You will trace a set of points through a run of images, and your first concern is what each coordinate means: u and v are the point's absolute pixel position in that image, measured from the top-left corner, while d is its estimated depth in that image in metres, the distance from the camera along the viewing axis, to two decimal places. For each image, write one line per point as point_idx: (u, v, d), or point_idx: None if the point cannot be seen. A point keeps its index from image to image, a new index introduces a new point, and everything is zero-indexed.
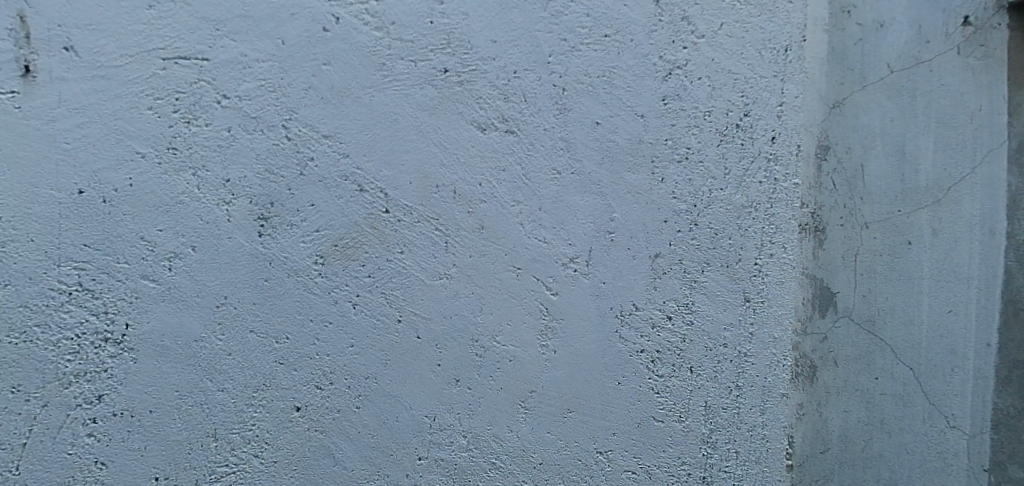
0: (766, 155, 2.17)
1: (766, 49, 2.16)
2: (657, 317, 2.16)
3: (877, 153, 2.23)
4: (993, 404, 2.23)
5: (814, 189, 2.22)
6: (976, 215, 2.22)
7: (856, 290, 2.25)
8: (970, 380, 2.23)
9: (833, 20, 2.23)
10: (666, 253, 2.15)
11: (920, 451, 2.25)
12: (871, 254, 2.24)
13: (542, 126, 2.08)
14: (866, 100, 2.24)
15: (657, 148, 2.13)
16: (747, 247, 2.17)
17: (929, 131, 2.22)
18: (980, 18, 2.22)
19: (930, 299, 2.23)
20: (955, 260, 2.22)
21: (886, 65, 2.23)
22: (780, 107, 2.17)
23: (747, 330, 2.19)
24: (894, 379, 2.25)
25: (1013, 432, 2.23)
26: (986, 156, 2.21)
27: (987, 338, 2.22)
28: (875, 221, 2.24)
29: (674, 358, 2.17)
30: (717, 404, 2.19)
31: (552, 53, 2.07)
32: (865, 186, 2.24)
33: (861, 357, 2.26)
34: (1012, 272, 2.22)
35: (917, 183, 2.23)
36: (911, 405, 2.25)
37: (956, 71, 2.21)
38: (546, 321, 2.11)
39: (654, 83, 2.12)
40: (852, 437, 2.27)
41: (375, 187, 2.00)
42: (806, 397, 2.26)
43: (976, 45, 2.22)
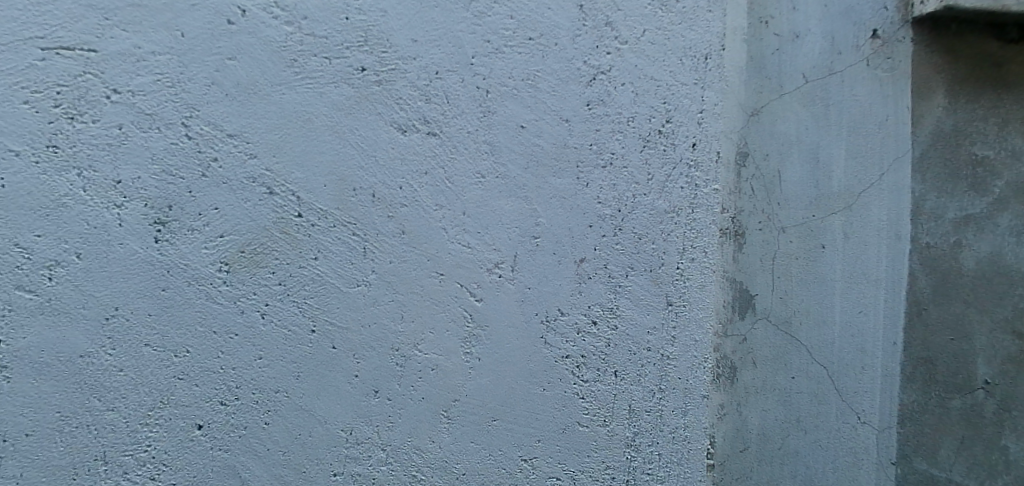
0: (687, 161, 2.17)
1: (686, 57, 2.15)
2: (582, 322, 2.13)
3: (793, 160, 2.29)
4: (899, 400, 2.36)
5: (733, 195, 2.26)
6: (883, 220, 2.31)
7: (774, 293, 2.30)
8: (879, 376, 2.34)
9: (751, 30, 2.27)
10: (592, 258, 2.13)
11: (833, 446, 2.33)
12: (788, 258, 2.30)
13: (465, 129, 2.02)
14: (783, 108, 2.29)
15: (582, 153, 2.11)
16: (669, 252, 2.17)
17: (841, 139, 2.29)
18: (887, 32, 2.31)
19: (843, 301, 2.31)
20: (865, 263, 2.31)
21: (801, 75, 2.29)
22: (700, 115, 2.17)
23: (669, 333, 2.18)
24: (808, 378, 2.31)
25: (917, 426, 2.37)
26: (894, 163, 2.31)
27: (893, 337, 2.34)
28: (790, 226, 2.29)
29: (599, 363, 2.15)
30: (640, 407, 2.18)
31: (475, 54, 2.02)
32: (782, 192, 2.29)
33: (777, 357, 2.31)
34: (917, 275, 2.34)
35: (831, 189, 2.29)
36: (825, 402, 2.32)
37: (865, 82, 2.29)
38: (470, 328, 2.05)
39: (578, 88, 2.10)
40: (770, 435, 2.32)
41: (286, 189, 1.90)
42: (727, 397, 2.29)
43: (883, 58, 2.30)
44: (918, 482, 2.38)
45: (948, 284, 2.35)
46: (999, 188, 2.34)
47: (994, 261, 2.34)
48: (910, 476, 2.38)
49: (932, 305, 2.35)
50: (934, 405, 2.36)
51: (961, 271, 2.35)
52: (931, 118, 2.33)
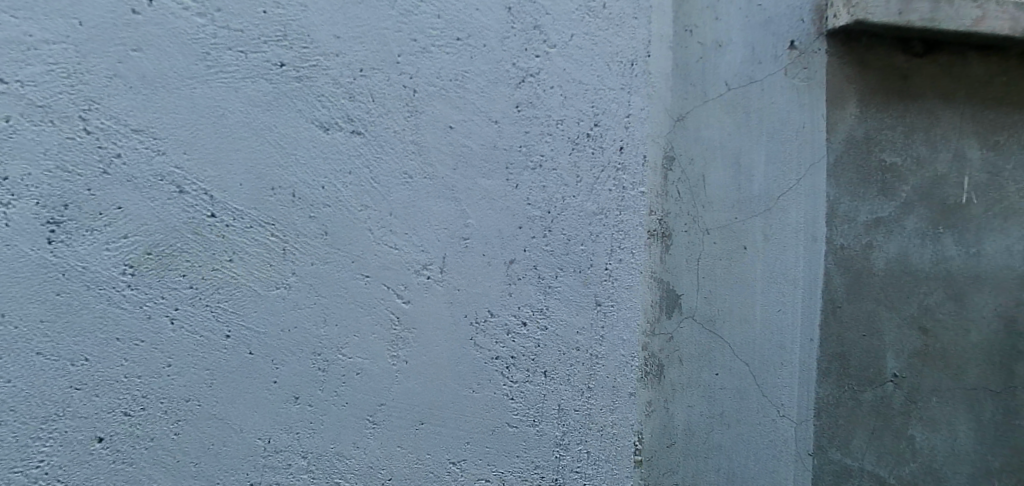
0: (614, 165, 2.13)
1: (613, 62, 2.12)
2: (512, 324, 2.10)
3: (716, 165, 2.36)
4: (816, 394, 2.45)
5: (659, 198, 2.33)
6: (801, 222, 2.40)
7: (699, 293, 2.37)
8: (797, 372, 2.42)
9: (676, 38, 2.34)
10: (522, 259, 2.10)
11: (754, 440, 2.41)
12: (712, 259, 2.37)
13: (391, 128, 1.97)
14: (706, 115, 2.36)
15: (511, 155, 2.07)
16: (598, 253, 2.14)
17: (761, 144, 2.37)
18: (803, 43, 2.40)
19: (762, 300, 2.39)
20: (783, 264, 2.39)
21: (723, 82, 2.37)
22: (627, 118, 2.13)
23: (598, 333, 2.16)
24: (731, 375, 2.39)
25: (832, 418, 2.47)
26: (811, 168, 2.40)
27: (810, 334, 2.43)
28: (714, 228, 2.37)
29: (529, 363, 2.12)
30: (569, 406, 2.15)
31: (401, 52, 1.97)
32: (706, 195, 2.36)
33: (702, 355, 2.38)
34: (832, 274, 2.44)
35: (751, 192, 2.37)
36: (746, 397, 2.40)
37: (783, 90, 2.38)
38: (396, 332, 2.01)
39: (507, 90, 2.06)
40: (695, 430, 2.40)
41: (198, 188, 1.81)
42: (654, 394, 2.37)
43: (800, 68, 2.39)
44: (834, 471, 2.50)
45: (862, 283, 2.47)
46: (906, 192, 2.49)
47: (901, 261, 2.50)
48: (826, 467, 2.48)
49: (846, 303, 2.46)
50: (848, 398, 2.48)
51: (871, 270, 2.48)
52: (844, 126, 2.43)
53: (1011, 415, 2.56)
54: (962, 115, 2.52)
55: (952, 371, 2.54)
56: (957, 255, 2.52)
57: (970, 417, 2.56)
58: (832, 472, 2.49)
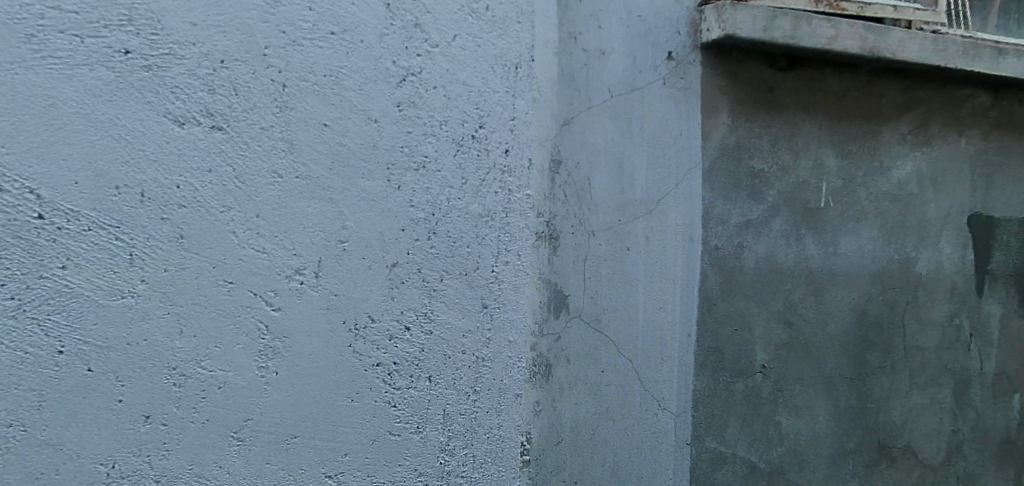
0: (500, 167, 2.10)
1: (497, 65, 2.08)
2: (394, 329, 1.97)
3: (602, 169, 2.37)
4: (693, 386, 2.54)
5: (547, 199, 2.27)
6: (680, 224, 2.48)
7: (585, 293, 2.36)
8: (676, 366, 2.50)
9: (561, 44, 2.29)
10: (405, 263, 1.97)
11: (637, 432, 2.46)
12: (598, 260, 2.37)
13: (258, 124, 1.74)
14: (591, 120, 2.35)
15: (392, 155, 1.93)
16: (484, 255, 2.09)
17: (643, 149, 2.42)
18: (680, 55, 2.47)
19: (645, 299, 2.44)
20: (664, 264, 2.46)
21: (607, 89, 2.37)
22: (513, 122, 2.11)
23: (484, 336, 2.11)
24: (616, 372, 2.41)
25: (708, 409, 2.58)
26: (688, 173, 2.49)
27: (688, 329, 2.52)
28: (600, 230, 2.37)
29: (412, 369, 2.00)
30: (454, 411, 2.07)
31: (268, 45, 1.74)
32: (592, 197, 2.35)
33: (589, 352, 2.37)
34: (708, 273, 2.55)
35: (634, 195, 2.41)
36: (630, 393, 2.44)
37: (663, 98, 2.44)
38: (266, 342, 1.79)
39: (387, 89, 1.91)
40: (582, 426, 2.38)
41: (22, 185, 1.49)
42: (542, 394, 2.30)
43: (677, 78, 2.47)
44: (710, 459, 2.60)
45: (734, 281, 2.60)
46: (772, 196, 2.65)
47: (769, 260, 2.66)
48: (703, 455, 2.59)
49: (720, 300, 2.57)
50: (722, 390, 2.60)
51: (742, 269, 2.61)
52: (718, 133, 2.54)
53: (861, 399, 2.87)
54: (821, 126, 2.73)
55: (815, 361, 2.77)
56: (817, 253, 2.75)
57: (827, 401, 2.81)
58: (708, 460, 2.60)
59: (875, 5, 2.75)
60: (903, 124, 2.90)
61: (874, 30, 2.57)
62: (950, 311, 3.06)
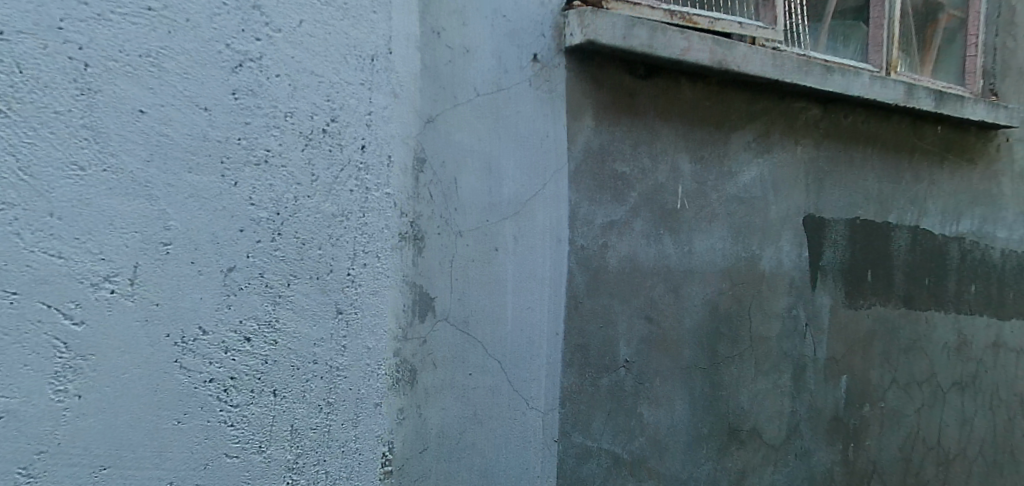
0: (356, 164, 1.93)
1: (350, 56, 1.91)
2: (232, 341, 1.70)
3: (468, 169, 2.29)
4: (560, 384, 2.53)
5: (412, 199, 2.14)
6: (547, 225, 2.47)
7: (452, 295, 2.26)
8: (544, 365, 2.48)
9: (424, 39, 2.17)
10: (244, 268, 1.72)
11: (505, 434, 2.39)
12: (465, 261, 2.28)
13: (52, 108, 1.43)
14: (457, 119, 2.26)
15: (228, 148, 1.69)
16: (339, 257, 1.90)
17: (510, 150, 2.38)
18: (545, 57, 2.44)
19: (514, 299, 2.39)
20: (531, 265, 2.44)
21: (473, 88, 2.29)
22: (369, 117, 1.95)
23: (339, 343, 1.90)
24: (484, 373, 2.33)
25: (575, 405, 2.57)
26: (554, 174, 2.48)
27: (556, 328, 2.51)
28: (467, 230, 2.29)
29: (254, 384, 1.74)
30: (304, 426, 1.83)
31: (64, 16, 1.44)
32: (458, 197, 2.27)
33: (456, 356, 2.27)
34: (574, 273, 2.55)
35: (501, 196, 2.36)
36: (499, 394, 2.37)
37: (529, 100, 2.41)
38: (64, 361, 1.47)
39: (220, 74, 1.66)
40: (449, 432, 2.26)
41: None
42: (406, 401, 2.14)
43: (542, 80, 2.44)
44: (577, 454, 2.59)
45: (599, 280, 2.62)
46: (633, 198, 2.71)
47: (631, 259, 2.71)
48: (570, 451, 2.56)
49: (586, 299, 2.59)
50: (588, 386, 2.60)
51: (607, 268, 2.64)
52: (582, 136, 2.55)
53: (714, 387, 3.01)
54: (677, 132, 2.82)
55: (673, 354, 2.87)
56: (675, 252, 2.84)
57: (684, 391, 2.91)
58: (576, 456, 2.58)
59: (723, 20, 2.88)
60: (749, 132, 3.08)
61: (722, 43, 2.69)
62: (789, 303, 3.29)
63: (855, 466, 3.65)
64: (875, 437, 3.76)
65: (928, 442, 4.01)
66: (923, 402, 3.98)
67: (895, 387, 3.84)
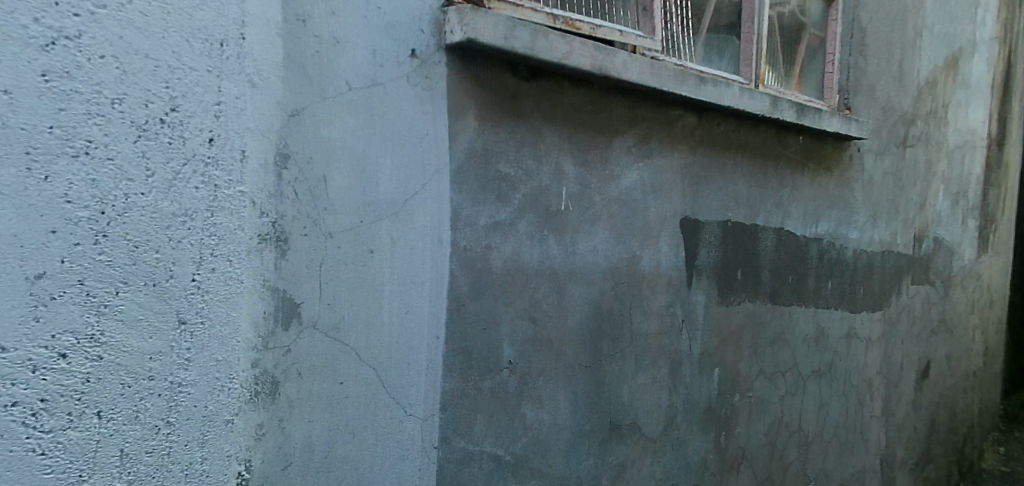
0: (202, 157, 1.76)
1: (195, 40, 1.73)
2: (43, 360, 1.46)
3: (339, 165, 2.15)
4: (441, 388, 2.47)
5: (274, 197, 1.98)
6: (426, 226, 2.40)
7: (322, 299, 2.12)
8: (423, 370, 2.41)
9: (286, 27, 2.00)
10: (59, 274, 1.48)
11: (380, 443, 2.28)
12: (336, 263, 2.15)
13: None
14: (327, 113, 2.12)
15: (36, 136, 1.43)
16: (181, 260, 1.72)
17: (387, 147, 2.28)
18: (424, 53, 2.36)
19: (391, 303, 2.30)
20: (410, 268, 2.35)
21: (344, 81, 2.15)
22: (219, 107, 1.79)
23: (181, 356, 1.73)
24: (357, 381, 2.21)
25: (456, 409, 2.52)
26: (434, 174, 2.42)
27: (436, 332, 2.44)
28: (338, 231, 2.15)
29: (72, 406, 1.51)
30: (136, 450, 1.64)
31: None
32: (329, 195, 2.13)
33: (326, 365, 2.13)
34: (456, 274, 2.50)
35: (376, 196, 2.25)
36: (373, 402, 2.26)
37: (407, 97, 2.32)
38: None
39: (27, 51, 1.41)
40: (316, 445, 2.11)
41: None
42: (267, 414, 1.98)
43: (422, 77, 2.36)
44: (458, 459, 2.54)
45: (482, 281, 2.59)
46: (517, 199, 2.70)
47: (515, 259, 2.70)
48: (452, 455, 2.51)
49: (469, 301, 2.54)
50: (470, 389, 2.56)
51: (490, 269, 2.61)
52: (464, 136, 2.50)
53: (597, 383, 3.07)
54: (561, 135, 2.84)
55: (556, 354, 2.89)
56: (558, 253, 2.86)
57: (567, 390, 2.94)
58: (457, 460, 2.53)
59: (604, 28, 2.92)
60: (629, 137, 3.15)
61: (604, 51, 2.74)
62: (666, 301, 3.41)
63: (726, 453, 3.86)
64: (744, 426, 3.98)
65: (789, 427, 4.32)
66: (786, 390, 4.28)
67: (762, 378, 4.09)
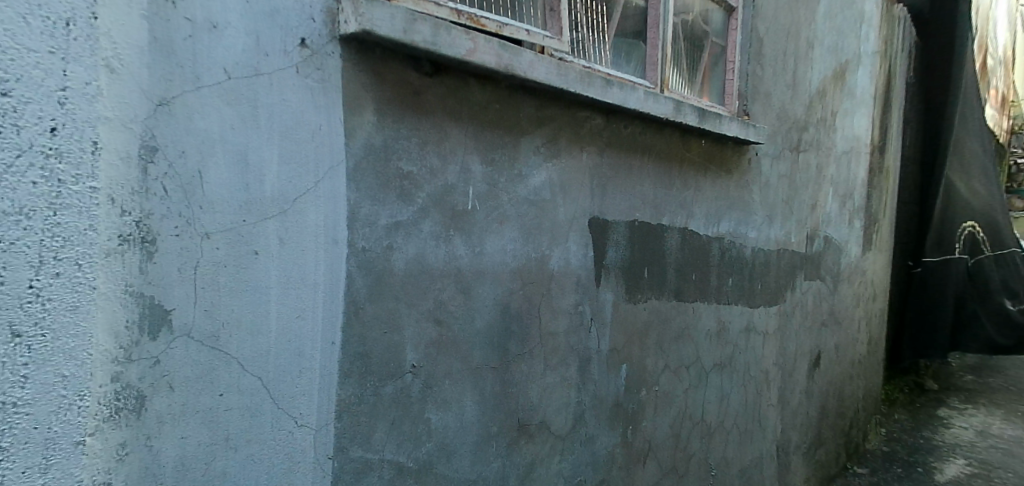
0: (41, 150, 1.65)
1: (35, 15, 1.63)
2: None
3: (217, 161, 2.02)
4: (337, 396, 2.37)
5: (137, 194, 1.85)
6: (319, 225, 2.29)
7: (197, 305, 1.99)
8: (317, 378, 2.30)
9: (153, 6, 1.86)
10: None
11: (267, 457, 2.17)
12: (214, 266, 2.02)
13: None
14: (202, 103, 1.98)
15: None
16: (15, 263, 1.61)
17: (273, 142, 2.16)
18: (315, 43, 2.24)
19: (279, 308, 2.19)
20: (300, 270, 2.24)
21: (222, 69, 2.02)
22: (63, 94, 1.68)
23: (16, 373, 1.62)
24: (239, 392, 2.09)
25: (354, 418, 2.42)
26: (328, 171, 2.31)
27: (332, 338, 2.34)
28: (216, 232, 2.02)
29: None
30: None
31: None
32: (205, 194, 1.99)
33: (202, 376, 2.00)
34: (353, 277, 2.40)
35: (262, 194, 2.13)
36: (259, 414, 2.14)
37: (297, 89, 2.20)
38: None
39: None
40: (191, 462, 1.98)
41: None
42: (129, 432, 1.85)
43: (313, 69, 2.24)
44: (356, 469, 2.44)
45: (382, 284, 2.50)
46: (420, 198, 2.62)
47: (418, 260, 2.63)
48: (349, 466, 2.42)
49: (368, 304, 2.45)
50: (370, 395, 2.47)
51: (391, 270, 2.53)
52: (362, 132, 2.40)
53: (505, 384, 3.05)
54: (466, 133, 2.78)
55: (462, 356, 2.83)
56: (464, 253, 2.81)
57: (474, 392, 2.90)
58: (355, 470, 2.44)
59: (510, 26, 2.90)
60: (537, 137, 3.13)
61: (508, 49, 2.71)
62: (574, 300, 3.43)
63: (632, 446, 3.94)
64: (650, 420, 4.08)
65: (692, 418, 4.47)
66: (690, 383, 4.42)
67: (667, 373, 4.20)
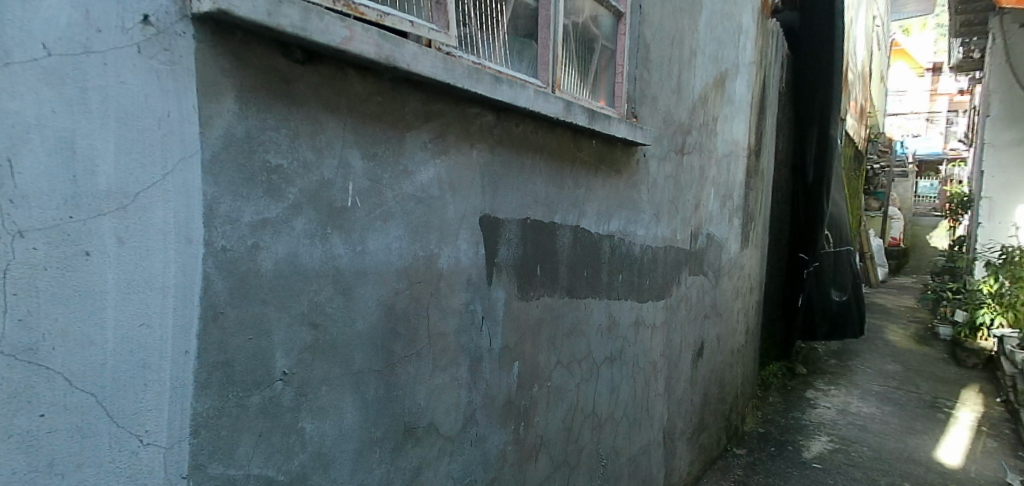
0: None
1: None
2: None
3: (35, 153, 1.89)
4: (192, 409, 2.21)
5: None
6: (168, 223, 2.13)
7: (8, 314, 1.86)
8: (166, 391, 2.15)
9: None
10: None
11: (101, 478, 2.03)
12: (30, 271, 1.89)
13: None
14: (13, 83, 1.85)
15: None
16: None
17: (109, 128, 2.01)
18: (161, 20, 2.09)
19: (116, 315, 2.04)
20: (143, 271, 2.08)
21: (40, 44, 1.89)
22: None
23: None
24: (65, 411, 1.95)
25: (213, 432, 2.27)
26: (179, 162, 2.15)
27: (184, 346, 2.18)
28: (32, 229, 1.89)
29: None
30: None
31: None
32: (19, 192, 1.87)
33: (14, 396, 1.87)
34: (211, 279, 2.24)
35: (94, 187, 1.98)
36: (91, 434, 2.00)
37: (137, 70, 2.06)
38: None
39: None
40: None
41: None
42: None
43: (159, 48, 2.09)
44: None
45: (247, 287, 2.33)
46: (292, 194, 2.47)
47: (291, 260, 2.47)
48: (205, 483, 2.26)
49: (229, 308, 2.29)
50: (231, 406, 2.31)
51: (259, 272, 2.36)
52: (222, 120, 2.24)
53: (390, 390, 2.94)
54: (345, 125, 2.64)
55: (342, 360, 2.70)
56: (344, 253, 2.67)
57: (356, 398, 2.77)
58: None
59: (393, 16, 2.80)
60: (424, 132, 3.04)
61: (390, 39, 2.60)
62: (465, 300, 3.37)
63: (524, 442, 3.94)
64: (542, 415, 4.10)
65: (584, 411, 4.54)
66: (581, 377, 4.48)
67: (559, 369, 4.23)
